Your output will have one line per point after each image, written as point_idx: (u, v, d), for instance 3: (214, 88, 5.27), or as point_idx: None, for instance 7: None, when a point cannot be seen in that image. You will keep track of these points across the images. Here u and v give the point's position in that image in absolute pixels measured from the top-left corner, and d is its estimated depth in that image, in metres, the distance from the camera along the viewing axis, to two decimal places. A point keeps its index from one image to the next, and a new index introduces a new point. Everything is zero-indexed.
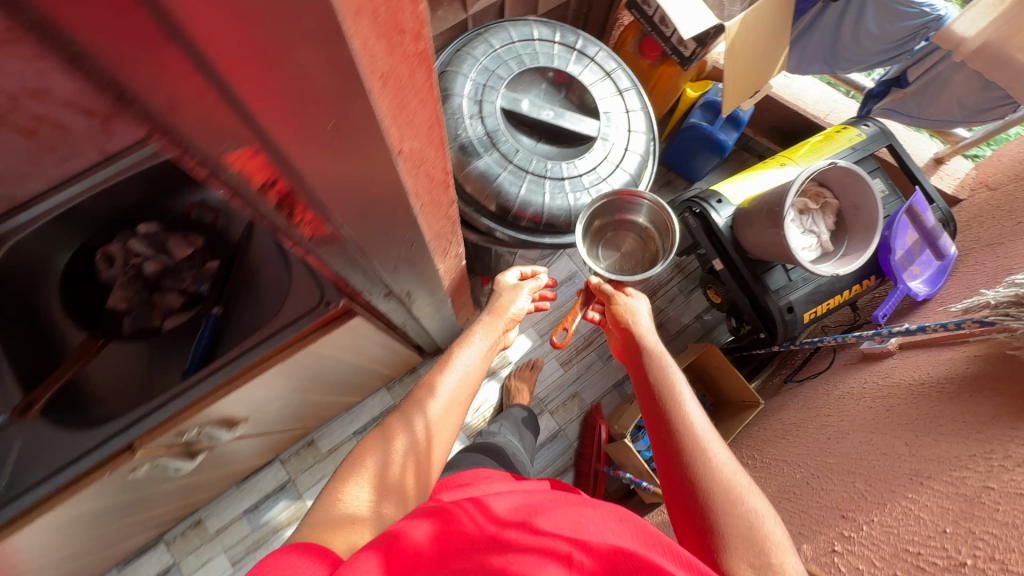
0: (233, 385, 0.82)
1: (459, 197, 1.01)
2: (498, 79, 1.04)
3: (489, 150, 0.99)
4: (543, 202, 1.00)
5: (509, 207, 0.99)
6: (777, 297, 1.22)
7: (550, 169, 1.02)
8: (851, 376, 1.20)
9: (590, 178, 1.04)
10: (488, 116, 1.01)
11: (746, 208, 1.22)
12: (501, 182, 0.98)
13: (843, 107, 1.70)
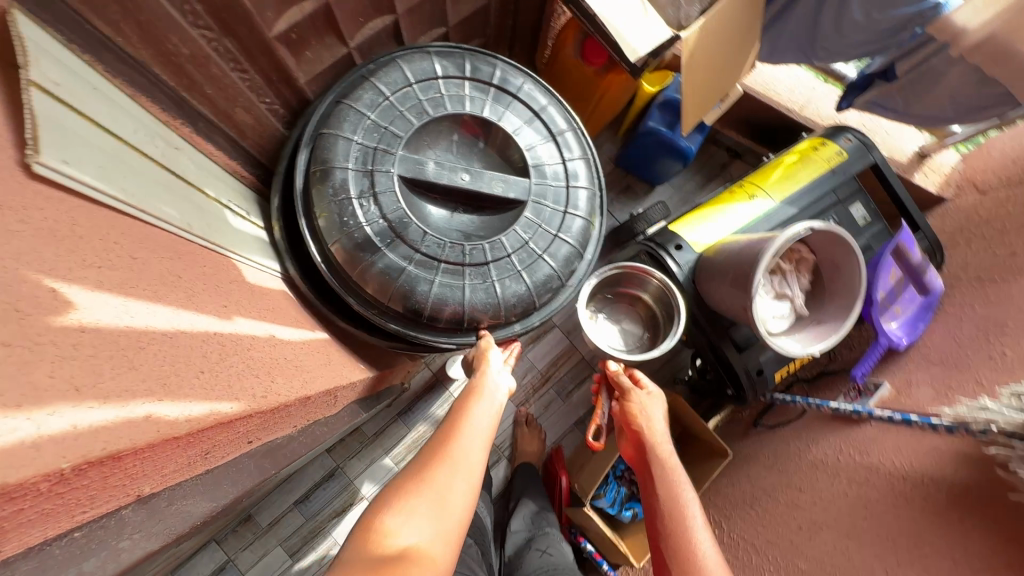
0: None
1: (359, 298, 0.83)
2: (393, 138, 0.83)
3: (386, 238, 0.80)
4: (463, 298, 0.83)
5: (422, 308, 0.82)
6: (745, 357, 1.08)
7: (470, 254, 0.83)
8: (824, 438, 1.09)
9: (521, 256, 0.86)
10: (383, 191, 0.81)
11: (709, 258, 1.05)
12: (408, 279, 0.80)
13: (819, 94, 1.48)
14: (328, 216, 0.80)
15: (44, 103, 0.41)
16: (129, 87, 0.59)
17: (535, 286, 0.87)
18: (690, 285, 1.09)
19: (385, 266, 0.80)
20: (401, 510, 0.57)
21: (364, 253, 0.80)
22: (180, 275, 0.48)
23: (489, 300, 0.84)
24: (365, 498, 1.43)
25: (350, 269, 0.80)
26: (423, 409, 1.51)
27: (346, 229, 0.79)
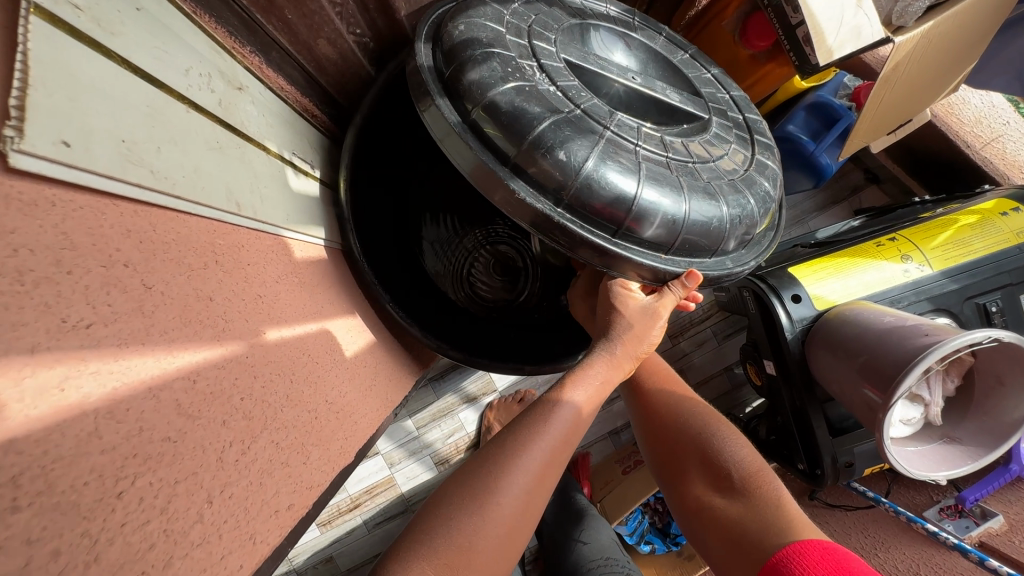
0: None
1: (464, 142, 0.55)
2: (548, 16, 0.66)
3: (570, 119, 0.55)
4: (621, 168, 0.55)
5: (562, 155, 0.53)
6: (837, 440, 0.92)
7: (633, 132, 0.59)
8: (899, 547, 0.94)
9: (696, 165, 0.61)
10: (551, 74, 0.59)
11: (832, 322, 0.86)
12: (550, 121, 0.54)
13: (1012, 132, 1.19)
14: (481, 81, 0.55)
15: (60, 43, 0.28)
16: (191, 3, 0.45)
17: (714, 209, 0.59)
18: (796, 345, 0.92)
19: (572, 145, 0.54)
20: (500, 467, 0.50)
21: (543, 134, 0.53)
22: (214, 294, 0.37)
23: (707, 213, 0.58)
24: (381, 453, 1.37)
25: (524, 159, 0.54)
26: (455, 381, 1.43)
27: (514, 101, 0.54)
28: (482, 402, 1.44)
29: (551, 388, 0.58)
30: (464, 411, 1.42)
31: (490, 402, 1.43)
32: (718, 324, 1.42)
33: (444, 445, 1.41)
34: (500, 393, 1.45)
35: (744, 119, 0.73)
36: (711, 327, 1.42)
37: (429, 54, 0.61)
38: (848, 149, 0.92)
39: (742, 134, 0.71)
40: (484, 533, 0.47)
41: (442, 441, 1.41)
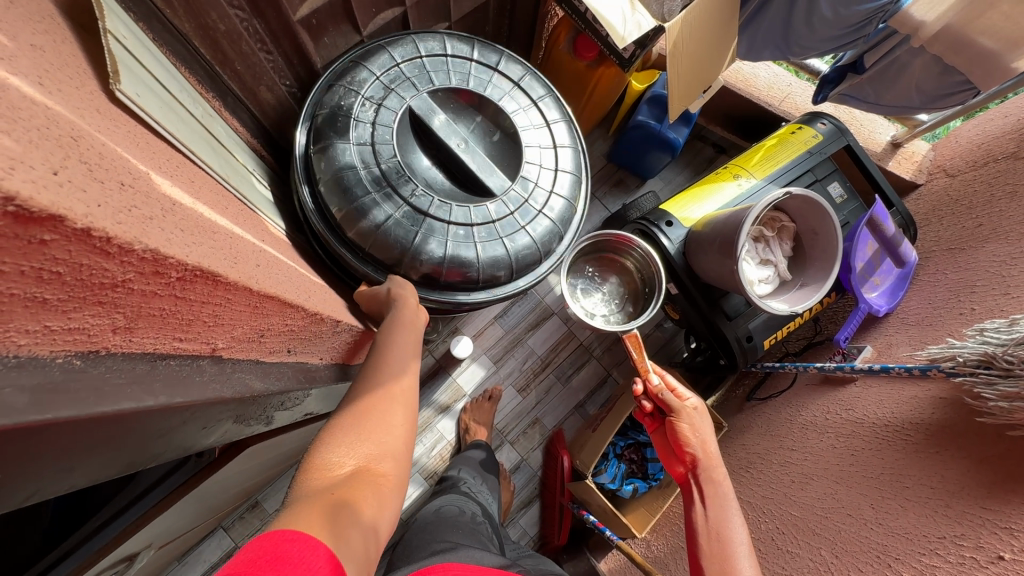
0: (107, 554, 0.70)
1: (322, 210, 0.87)
2: (398, 98, 0.90)
3: (384, 196, 0.85)
4: (409, 232, 0.85)
5: (371, 224, 0.84)
6: (735, 326, 1.13)
7: (434, 204, 0.87)
8: (814, 401, 1.14)
9: (481, 229, 0.90)
10: (383, 163, 0.86)
11: (699, 231, 1.11)
12: (368, 200, 0.84)
13: (797, 90, 1.58)
14: (329, 172, 0.85)
15: (120, 51, 0.49)
16: (175, 56, 0.65)
17: (482, 260, 0.89)
18: (679, 262, 1.15)
19: (404, 243, 0.85)
20: (375, 391, 0.65)
21: (368, 210, 0.84)
22: (227, 209, 0.55)
23: (476, 258, 0.89)
24: None
25: (379, 254, 0.86)
26: (427, 396, 1.54)
27: (347, 186, 0.84)
28: (455, 409, 1.54)
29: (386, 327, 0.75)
30: (440, 421, 1.52)
31: (462, 406, 1.53)
32: None
33: (429, 458, 1.49)
34: (469, 396, 1.55)
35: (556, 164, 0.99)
36: None
37: (304, 142, 0.89)
38: (676, 105, 1.23)
39: (548, 187, 0.97)
40: (374, 433, 0.61)
41: (426, 455, 1.49)
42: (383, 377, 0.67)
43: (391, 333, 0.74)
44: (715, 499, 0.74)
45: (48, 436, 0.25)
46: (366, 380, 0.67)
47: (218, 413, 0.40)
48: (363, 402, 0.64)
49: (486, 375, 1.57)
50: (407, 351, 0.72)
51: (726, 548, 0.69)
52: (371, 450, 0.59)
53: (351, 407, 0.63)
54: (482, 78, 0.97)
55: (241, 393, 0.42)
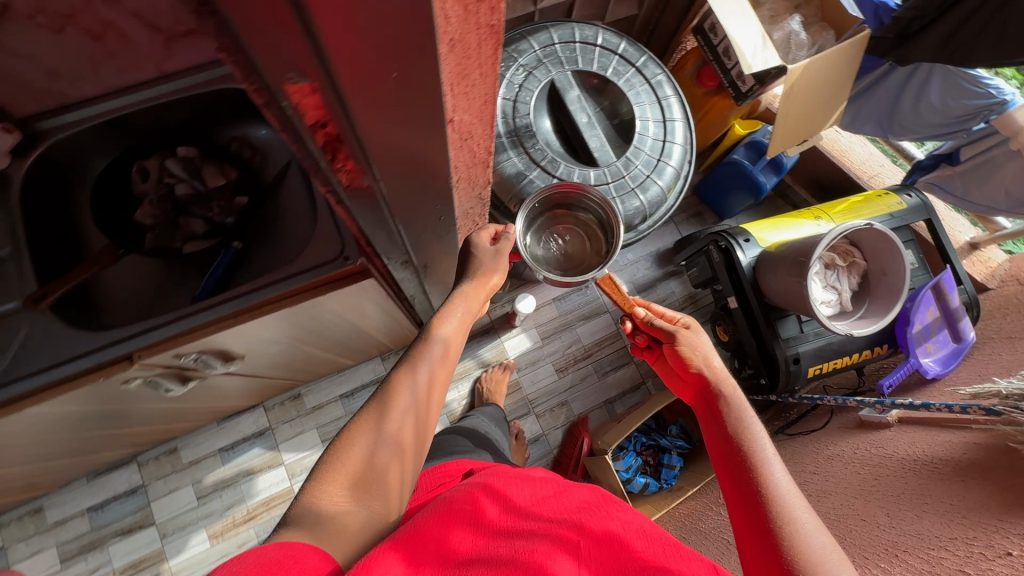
0: (239, 319, 0.76)
1: None
2: (544, 70, 1.04)
3: (511, 144, 1.00)
4: (521, 179, 0.99)
5: (495, 165, 1.00)
6: (786, 347, 1.20)
7: (547, 161, 1.00)
8: (845, 439, 1.18)
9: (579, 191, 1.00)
10: (518, 118, 1.01)
11: (773, 251, 1.20)
12: (499, 145, 1.00)
13: (887, 172, 1.68)
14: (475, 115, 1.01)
15: None
16: None
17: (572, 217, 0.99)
18: (748, 276, 1.24)
19: (515, 189, 0.99)
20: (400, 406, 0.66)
21: (495, 153, 0.99)
22: None
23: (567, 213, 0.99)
24: None
25: (498, 190, 1.01)
26: (473, 349, 1.65)
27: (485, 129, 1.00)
28: (495, 368, 1.64)
29: (427, 333, 0.75)
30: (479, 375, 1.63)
31: (502, 367, 1.63)
32: (691, 314, 1.73)
33: (460, 403, 1.60)
34: (510, 361, 1.65)
35: (662, 157, 1.06)
36: (685, 315, 1.73)
37: None
38: (779, 143, 1.35)
39: (651, 173, 1.04)
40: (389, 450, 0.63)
41: (458, 400, 1.60)
42: (409, 402, 0.67)
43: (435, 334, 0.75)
44: (724, 407, 0.78)
45: (393, 81, 0.39)
46: (391, 393, 0.67)
47: (428, 174, 0.53)
48: (385, 430, 0.64)
49: (530, 347, 1.66)
50: (440, 358, 0.74)
51: (744, 440, 0.72)
52: (379, 474, 0.61)
53: (377, 412, 0.65)
54: (619, 69, 1.07)
55: (438, 171, 0.56)
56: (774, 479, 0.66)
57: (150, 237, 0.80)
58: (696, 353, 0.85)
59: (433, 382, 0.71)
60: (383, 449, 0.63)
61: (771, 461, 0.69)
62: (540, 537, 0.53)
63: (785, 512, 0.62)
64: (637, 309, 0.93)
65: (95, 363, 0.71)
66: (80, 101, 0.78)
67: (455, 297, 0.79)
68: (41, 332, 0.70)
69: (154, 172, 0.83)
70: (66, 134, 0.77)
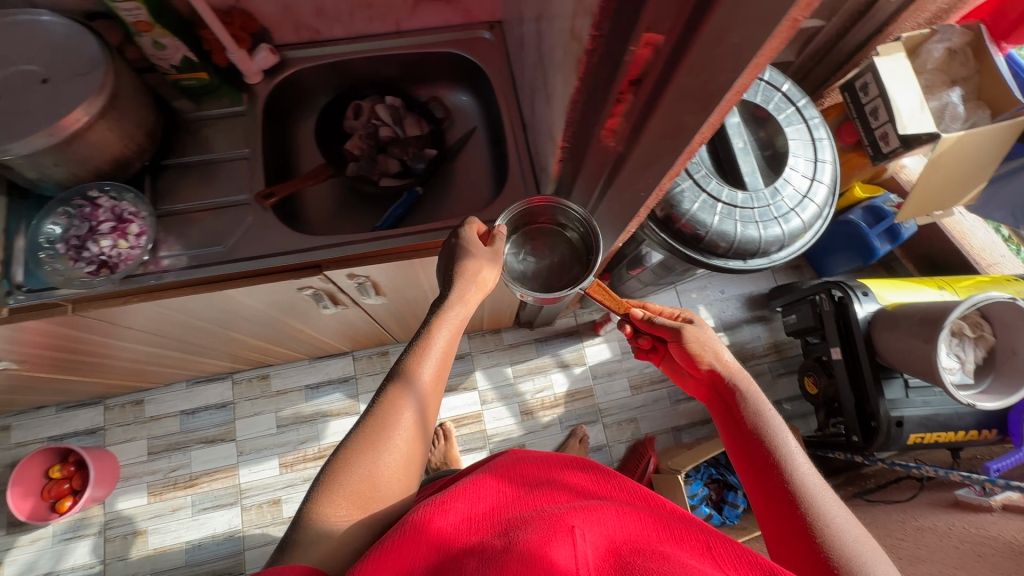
0: (419, 254, 0.84)
1: None
2: None
3: None
4: (672, 186, 1.04)
5: None
6: (890, 406, 1.18)
7: (699, 176, 1.05)
8: (937, 515, 1.14)
9: (724, 209, 1.05)
10: None
11: (892, 310, 1.19)
12: None
13: (1009, 263, 1.63)
14: None
15: None
16: None
17: (713, 232, 1.04)
18: (862, 330, 1.23)
19: (668, 194, 1.04)
20: (395, 415, 0.65)
21: None
22: None
23: (710, 227, 1.03)
24: (478, 388, 1.63)
25: None
26: (554, 347, 1.69)
27: None
28: (572, 370, 1.67)
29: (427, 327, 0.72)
30: (556, 373, 1.66)
31: (580, 371, 1.66)
32: (774, 362, 1.72)
33: (532, 396, 1.63)
34: (588, 366, 1.68)
35: (808, 194, 1.09)
36: (768, 362, 1.72)
37: None
38: (912, 210, 1.36)
39: (795, 207, 1.08)
40: (387, 459, 0.63)
41: (531, 392, 1.63)
42: (399, 420, 0.65)
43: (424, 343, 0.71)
44: (738, 405, 0.74)
45: None
46: (386, 401, 0.66)
47: None
48: (375, 450, 0.63)
49: (609, 358, 1.69)
50: (438, 366, 0.71)
51: (760, 434, 0.69)
52: (375, 491, 0.61)
53: (373, 428, 0.64)
54: (781, 105, 1.12)
55: None
56: (797, 474, 0.63)
57: (354, 166, 0.88)
58: (707, 349, 0.81)
59: (433, 380, 0.70)
60: (373, 468, 0.62)
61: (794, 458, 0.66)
62: (537, 519, 0.57)
63: (818, 509, 0.60)
64: (636, 308, 0.88)
65: (296, 262, 0.79)
66: (324, 41, 0.88)
67: (454, 297, 0.73)
68: (259, 228, 0.80)
69: (365, 113, 0.92)
70: (307, 66, 0.88)
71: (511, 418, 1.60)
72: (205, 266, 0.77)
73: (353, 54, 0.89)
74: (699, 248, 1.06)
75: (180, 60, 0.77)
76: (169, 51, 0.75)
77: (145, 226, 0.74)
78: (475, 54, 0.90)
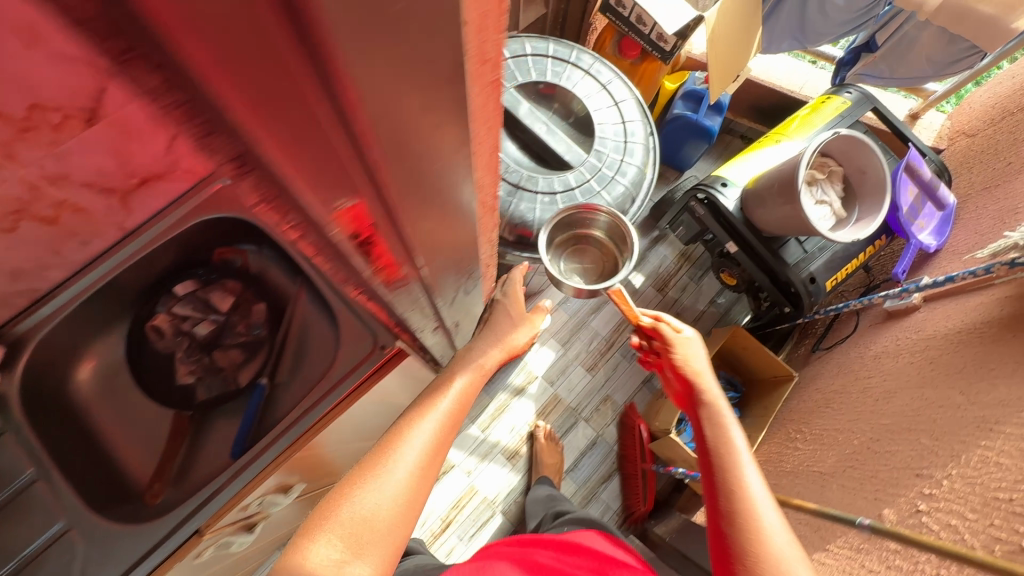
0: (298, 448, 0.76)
1: None
2: None
3: None
4: (504, 208, 1.00)
5: None
6: (798, 270, 1.22)
7: (525, 181, 1.02)
8: (881, 334, 1.21)
9: (565, 196, 1.02)
10: None
11: (753, 188, 1.23)
12: None
13: (815, 78, 1.74)
14: None
15: None
16: None
17: (565, 223, 1.00)
18: (740, 218, 1.27)
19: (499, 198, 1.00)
20: (405, 435, 0.71)
21: None
22: None
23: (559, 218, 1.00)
24: (456, 465, 1.53)
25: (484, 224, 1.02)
26: (501, 380, 1.62)
27: None
28: (530, 391, 1.61)
29: (441, 387, 0.80)
30: (518, 403, 1.60)
31: (537, 388, 1.60)
32: (690, 270, 1.76)
33: (509, 437, 1.57)
34: (542, 378, 1.63)
35: (626, 138, 1.06)
36: (685, 273, 1.75)
37: None
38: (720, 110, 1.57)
39: (624, 154, 1.04)
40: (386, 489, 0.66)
41: (506, 435, 1.57)
42: (405, 448, 0.69)
43: (481, 342, 0.90)
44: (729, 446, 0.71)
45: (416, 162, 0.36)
46: (394, 435, 0.71)
47: (463, 244, 0.51)
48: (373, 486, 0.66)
49: (555, 358, 1.64)
50: (441, 422, 0.74)
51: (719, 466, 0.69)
52: (381, 506, 0.65)
53: (373, 459, 0.69)
54: (563, 72, 1.07)
55: (467, 240, 0.54)
56: (758, 510, 0.63)
57: (203, 390, 0.79)
58: (681, 355, 0.82)
59: (436, 399, 0.78)
60: (365, 525, 0.63)
61: (765, 513, 0.63)
62: None
63: (760, 541, 0.61)
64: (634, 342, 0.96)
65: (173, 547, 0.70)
66: (45, 291, 0.69)
67: (464, 364, 0.83)
68: (105, 540, 0.68)
69: (169, 326, 0.79)
70: (42, 334, 0.69)
71: (503, 470, 1.54)
72: None
73: (95, 284, 0.72)
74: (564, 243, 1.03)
75: None
76: None
77: None
78: (231, 205, 0.77)
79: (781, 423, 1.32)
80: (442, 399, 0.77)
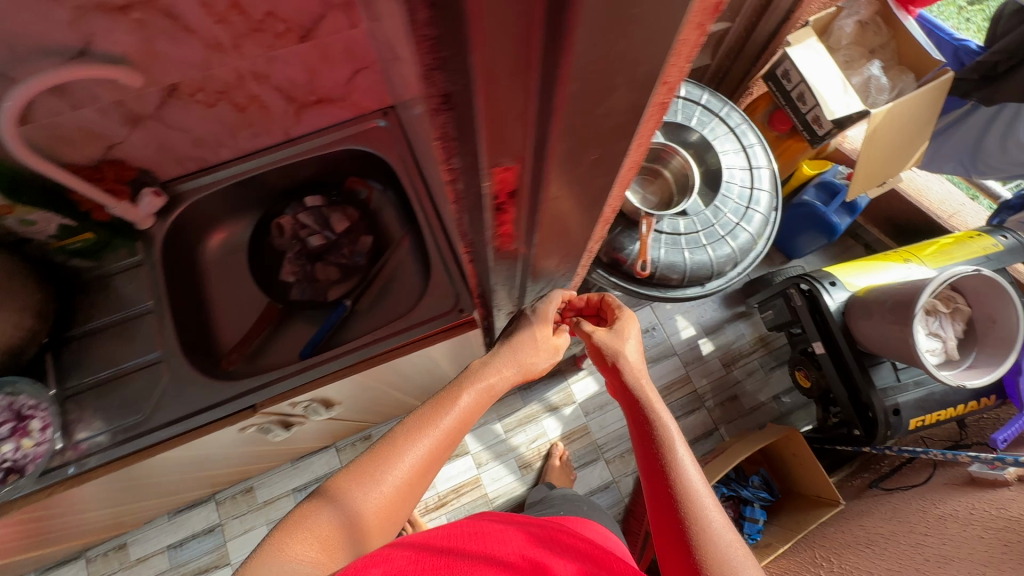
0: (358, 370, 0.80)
1: None
2: None
3: None
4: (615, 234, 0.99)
5: None
6: (884, 396, 1.14)
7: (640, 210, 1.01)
8: (955, 497, 1.10)
9: (673, 238, 1.01)
10: None
11: (863, 296, 1.17)
12: None
13: (970, 211, 1.61)
14: None
15: None
16: None
17: (664, 264, 0.99)
18: (839, 321, 1.20)
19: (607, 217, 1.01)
20: (413, 432, 0.63)
21: None
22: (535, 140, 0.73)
23: (660, 255, 0.99)
24: (470, 453, 1.57)
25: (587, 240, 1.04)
26: (540, 392, 1.64)
27: None
28: (563, 412, 1.62)
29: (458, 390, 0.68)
30: (547, 419, 1.61)
31: (571, 411, 1.61)
32: (764, 357, 1.69)
33: (528, 447, 1.58)
34: (578, 404, 1.63)
35: (749, 204, 1.06)
36: (757, 358, 1.68)
37: None
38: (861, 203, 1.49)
39: (740, 219, 1.04)
40: (378, 492, 0.58)
41: (526, 444, 1.58)
42: (403, 454, 0.60)
43: (499, 362, 0.71)
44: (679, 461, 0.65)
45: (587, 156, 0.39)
46: (397, 435, 0.62)
47: (575, 239, 0.55)
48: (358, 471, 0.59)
49: (598, 391, 1.64)
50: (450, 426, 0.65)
51: (680, 504, 0.60)
52: (364, 508, 0.56)
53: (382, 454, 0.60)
54: (707, 123, 1.09)
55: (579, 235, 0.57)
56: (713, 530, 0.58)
57: (296, 291, 0.87)
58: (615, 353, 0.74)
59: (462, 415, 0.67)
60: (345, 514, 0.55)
61: (730, 549, 0.57)
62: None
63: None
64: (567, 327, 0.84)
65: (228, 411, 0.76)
66: (212, 165, 0.85)
67: (490, 369, 0.70)
68: (180, 385, 0.76)
69: (289, 228, 0.90)
70: (200, 197, 0.85)
71: (511, 476, 1.55)
72: (132, 439, 0.73)
73: (251, 171, 0.86)
74: (654, 283, 1.02)
75: (55, 229, 0.74)
76: (37, 225, 0.72)
77: (48, 418, 0.71)
78: (374, 143, 0.86)
79: (808, 543, 1.24)
80: (464, 396, 0.67)
